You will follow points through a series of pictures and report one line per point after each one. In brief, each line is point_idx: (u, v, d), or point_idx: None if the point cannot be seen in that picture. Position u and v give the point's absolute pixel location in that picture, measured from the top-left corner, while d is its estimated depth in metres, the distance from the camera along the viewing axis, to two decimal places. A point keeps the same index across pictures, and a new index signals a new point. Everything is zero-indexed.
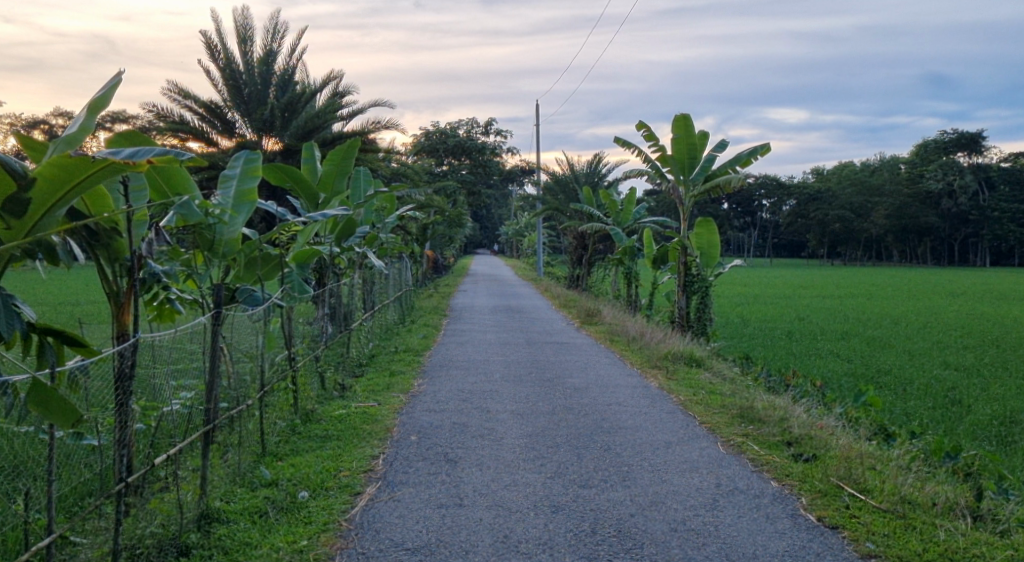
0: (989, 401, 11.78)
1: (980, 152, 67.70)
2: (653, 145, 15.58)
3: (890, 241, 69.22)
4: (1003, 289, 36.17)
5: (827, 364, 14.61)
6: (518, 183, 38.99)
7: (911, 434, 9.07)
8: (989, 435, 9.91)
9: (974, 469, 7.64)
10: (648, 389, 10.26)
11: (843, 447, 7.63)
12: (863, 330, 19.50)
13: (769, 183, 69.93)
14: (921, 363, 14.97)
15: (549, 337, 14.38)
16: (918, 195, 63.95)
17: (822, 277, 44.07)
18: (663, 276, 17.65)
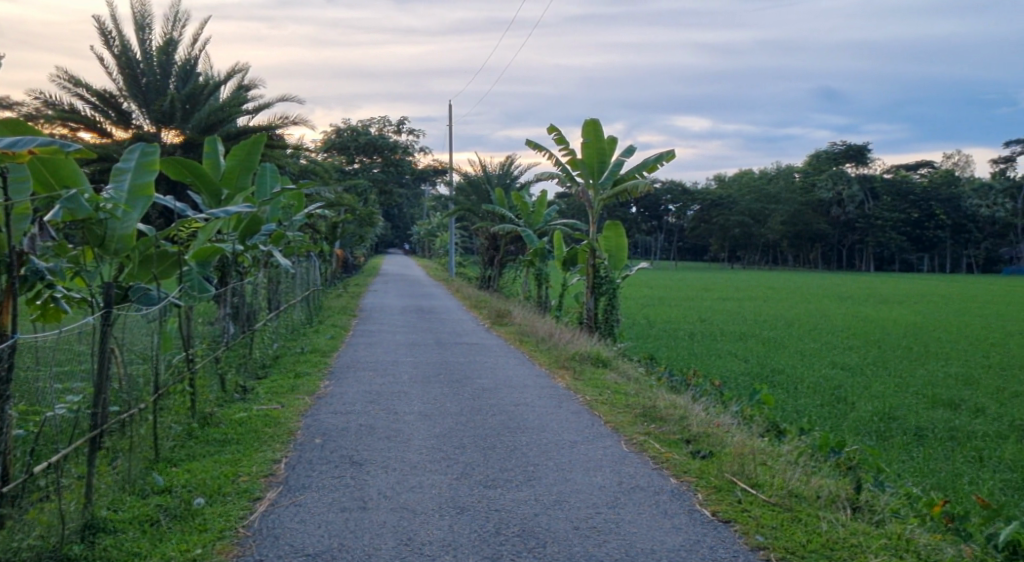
0: (871, 398, 12.37)
1: (866, 164, 72.00)
2: (563, 149, 15.79)
3: (787, 245, 71.77)
4: (886, 292, 38.04)
5: (725, 363, 15.07)
6: (429, 182, 38.95)
7: (800, 430, 9.47)
8: (869, 430, 10.44)
9: (857, 463, 8.03)
10: (555, 389, 10.40)
11: (738, 443, 7.90)
12: (760, 331, 20.20)
13: (675, 189, 70.64)
14: (811, 363, 15.59)
15: (458, 337, 14.40)
16: (810, 203, 67.58)
17: (720, 279, 45.43)
18: (573, 278, 17.85)
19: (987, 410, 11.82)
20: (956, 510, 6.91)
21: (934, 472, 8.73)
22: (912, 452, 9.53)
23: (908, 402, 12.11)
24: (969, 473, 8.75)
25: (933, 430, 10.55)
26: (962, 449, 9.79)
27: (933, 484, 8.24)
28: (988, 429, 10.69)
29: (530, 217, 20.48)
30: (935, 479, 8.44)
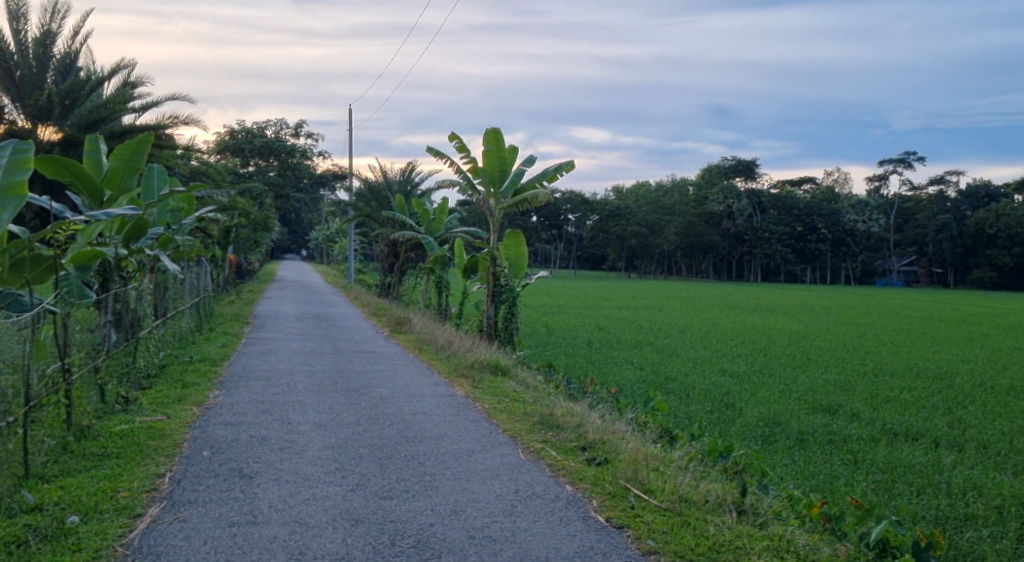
0: (757, 404, 12.75)
1: (754, 179, 74.66)
2: (464, 157, 15.76)
3: (681, 256, 73.51)
4: (770, 302, 39.44)
5: (621, 371, 15.28)
6: (328, 187, 38.36)
7: (691, 436, 9.68)
8: (757, 435, 10.76)
9: (745, 468, 8.26)
10: (454, 398, 10.33)
11: (632, 450, 8.01)
12: (655, 339, 20.62)
13: (574, 199, 71.96)
14: (702, 370, 15.99)
15: (356, 345, 14.17)
16: (703, 215, 69.46)
17: (614, 288, 46.22)
18: (473, 285, 17.79)
19: (862, 415, 12.34)
20: (833, 511, 7.19)
21: (814, 475, 9.06)
22: (795, 456, 9.87)
23: (791, 408, 12.53)
24: (845, 475, 9.12)
25: (813, 434, 10.96)
26: (839, 452, 10.19)
27: (812, 486, 8.54)
28: (862, 432, 11.16)
29: (430, 224, 20.41)
30: (814, 481, 8.76)
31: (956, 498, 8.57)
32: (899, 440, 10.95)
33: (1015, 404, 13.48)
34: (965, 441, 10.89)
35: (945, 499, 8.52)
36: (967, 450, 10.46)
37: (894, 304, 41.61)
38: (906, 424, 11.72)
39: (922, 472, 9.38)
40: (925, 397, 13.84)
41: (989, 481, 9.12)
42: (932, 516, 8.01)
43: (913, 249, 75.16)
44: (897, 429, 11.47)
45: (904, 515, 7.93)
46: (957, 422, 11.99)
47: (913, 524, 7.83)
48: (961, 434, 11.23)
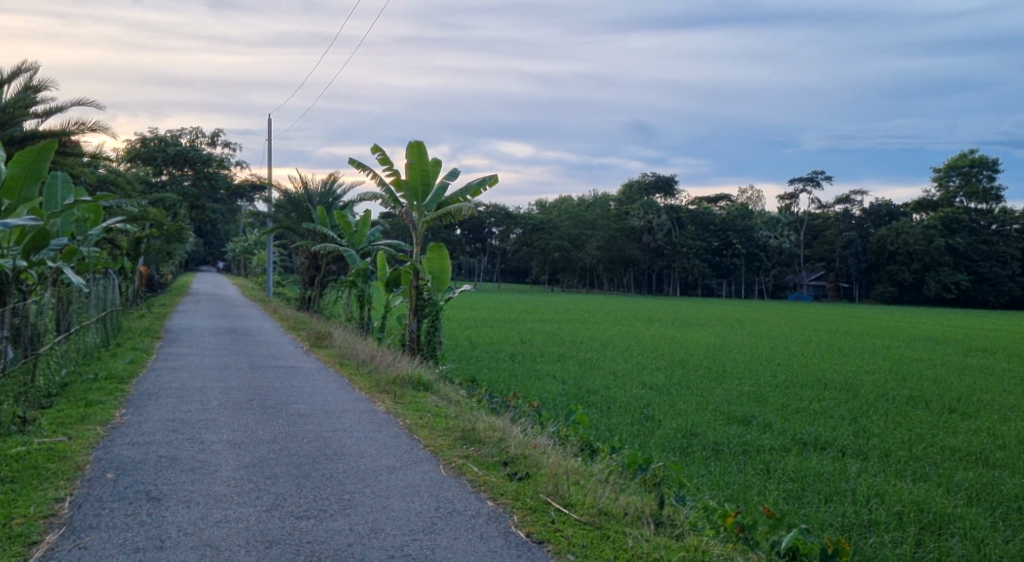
0: (675, 416, 12.92)
1: (673, 196, 76.57)
2: (387, 169, 15.60)
3: (602, 270, 74.21)
4: (685, 315, 40.17)
5: (543, 384, 15.29)
6: (246, 198, 37.65)
7: (612, 449, 9.74)
8: (674, 446, 10.91)
9: (664, 480, 8.34)
10: (374, 414, 10.16)
11: (553, 465, 8.00)
12: (576, 352, 20.75)
13: (498, 212, 71.16)
14: (622, 383, 16.10)
15: (274, 360, 13.85)
16: (624, 230, 70.42)
17: (533, 301, 46.47)
18: (395, 299, 17.58)
19: (774, 425, 12.61)
20: (747, 520, 7.30)
21: (729, 485, 9.20)
22: (711, 466, 10.02)
23: (707, 419, 12.74)
24: (758, 484, 9.29)
25: (728, 445, 11.14)
26: (753, 461, 10.38)
27: (727, 497, 8.68)
28: (774, 442, 11.39)
29: (353, 236, 20.18)
30: (729, 491, 8.90)
31: (862, 505, 8.80)
32: (808, 449, 11.22)
33: (916, 413, 13.95)
34: (870, 450, 11.21)
35: (850, 506, 8.75)
36: (871, 458, 10.77)
37: (801, 318, 42.92)
38: (815, 433, 12.01)
39: (830, 480, 9.61)
40: (832, 407, 14.23)
41: (891, 487, 9.40)
42: (839, 523, 8.23)
43: (821, 264, 77.70)
44: (806, 439, 11.75)
45: (812, 523, 8.12)
46: (862, 431, 12.35)
47: (821, 531, 8.03)
48: (866, 443, 11.57)
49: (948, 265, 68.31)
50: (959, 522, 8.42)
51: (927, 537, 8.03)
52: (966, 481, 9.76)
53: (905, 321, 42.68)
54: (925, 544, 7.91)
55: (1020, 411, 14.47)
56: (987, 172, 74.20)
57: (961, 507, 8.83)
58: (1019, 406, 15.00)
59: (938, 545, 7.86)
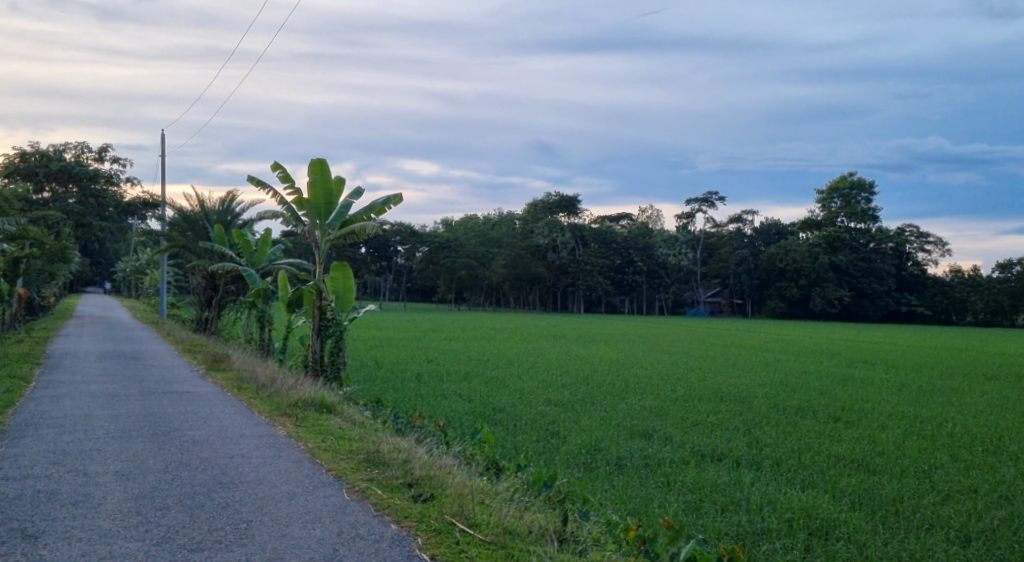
0: (580, 431, 13.07)
1: (577, 215, 77.47)
2: (288, 187, 15.33)
3: (508, 288, 74.36)
4: (585, 332, 40.70)
5: (449, 404, 15.21)
6: (137, 216, 36.41)
7: (517, 467, 9.78)
8: (579, 462, 11.05)
9: (568, 497, 8.43)
10: (275, 438, 9.93)
11: (458, 485, 7.97)
12: (481, 370, 20.76)
13: (404, 230, 70.45)
14: (528, 400, 16.17)
15: (167, 385, 13.38)
16: (529, 248, 71.02)
17: (436, 320, 46.35)
18: (297, 319, 17.18)
19: (674, 438, 12.88)
20: (648, 533, 7.44)
21: (631, 499, 9.35)
22: (615, 481, 10.17)
23: (611, 434, 12.92)
24: (658, 497, 9.47)
25: (631, 459, 11.32)
26: (653, 475, 10.57)
27: (629, 510, 8.83)
28: (674, 455, 11.62)
29: (252, 255, 19.70)
30: (631, 505, 9.04)
31: (755, 514, 9.06)
32: (706, 461, 11.50)
33: (805, 423, 14.48)
34: (763, 460, 11.56)
35: (745, 514, 9.01)
36: (764, 468, 11.12)
37: (696, 333, 44.10)
38: (712, 445, 12.32)
39: (726, 491, 9.87)
40: (728, 420, 14.64)
41: (782, 495, 9.71)
42: (735, 532, 8.47)
43: (717, 280, 80.01)
44: (704, 451, 12.03)
45: (710, 533, 8.34)
46: (756, 442, 12.74)
47: (718, 541, 8.25)
48: (760, 453, 11.92)
49: (832, 281, 71.24)
50: (843, 526, 8.76)
51: (815, 543, 8.33)
52: (851, 487, 10.17)
53: (792, 335, 44.35)
54: (813, 549, 8.20)
55: (899, 418, 15.18)
56: (864, 194, 78.15)
57: (846, 512, 9.18)
58: (896, 413, 15.76)
59: (824, 549, 8.17)
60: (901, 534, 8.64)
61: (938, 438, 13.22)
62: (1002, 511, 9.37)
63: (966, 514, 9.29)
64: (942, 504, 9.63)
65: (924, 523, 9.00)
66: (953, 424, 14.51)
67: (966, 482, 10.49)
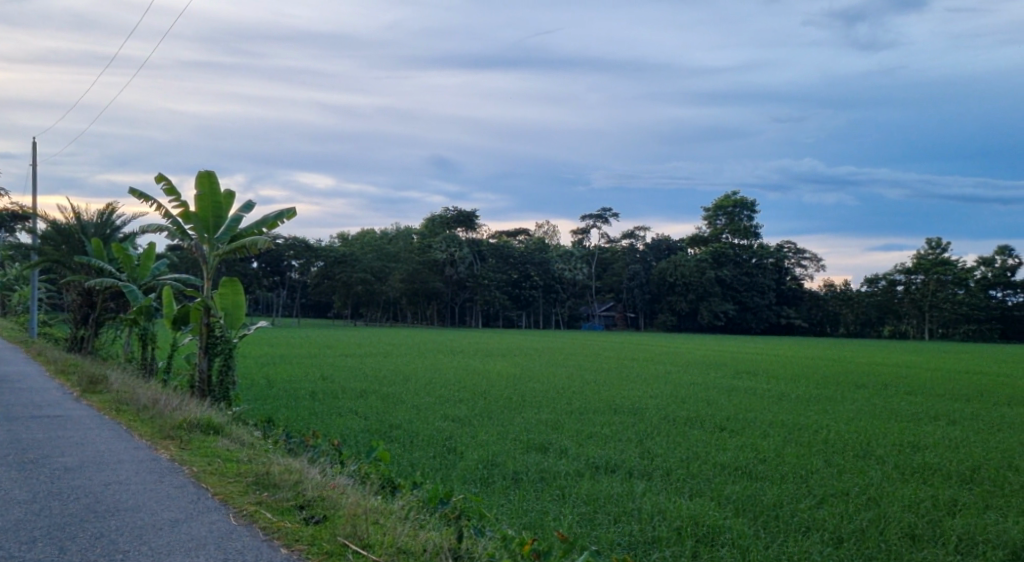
0: (476, 446, 13.05)
1: (473, 229, 77.40)
2: (173, 200, 14.82)
3: (405, 304, 73.53)
4: (482, 347, 40.65)
5: (344, 422, 14.94)
6: (6, 229, 34.43)
7: (414, 484, 9.68)
8: (476, 477, 11.03)
9: (464, 513, 8.38)
10: (157, 463, 9.54)
11: (351, 505, 7.84)
12: (376, 387, 20.51)
13: (298, 245, 66.60)
14: (424, 416, 16.04)
15: (38, 410, 12.66)
16: (426, 262, 70.43)
17: (329, 336, 45.51)
18: (182, 337, 16.55)
19: (569, 450, 13.01)
20: (541, 546, 7.48)
21: (527, 513, 9.38)
22: (511, 495, 10.20)
23: (507, 448, 12.93)
24: (553, 510, 9.52)
25: (527, 473, 11.36)
26: (549, 488, 10.60)
27: (524, 524, 8.87)
28: (569, 468, 11.71)
29: (135, 271, 18.98)
30: (527, 519, 9.07)
31: (645, 523, 9.21)
32: (600, 473, 11.63)
33: (694, 433, 14.84)
34: (654, 470, 11.75)
35: (636, 524, 9.15)
36: (655, 478, 11.31)
37: (591, 347, 44.66)
38: (605, 456, 12.48)
39: (618, 501, 9.99)
40: (620, 431, 14.88)
41: (672, 504, 9.89)
42: (627, 542, 8.60)
43: (611, 295, 81.35)
44: (597, 462, 12.18)
45: (602, 543, 8.44)
46: (648, 452, 12.97)
47: (610, 551, 8.37)
48: (651, 463, 12.13)
49: (718, 295, 73.59)
50: (727, 533, 8.99)
51: (702, 550, 8.52)
52: (735, 494, 10.44)
53: (681, 348, 45.53)
54: (700, 555, 8.40)
55: (780, 426, 15.73)
56: (747, 212, 81.27)
57: (730, 518, 9.43)
58: (777, 421, 16.35)
59: (710, 555, 8.37)
60: (780, 537, 8.93)
61: (813, 444, 13.77)
62: (870, 512, 9.80)
63: (839, 516, 9.66)
64: (817, 508, 10.00)
65: (801, 527, 9.31)
66: (828, 431, 15.16)
67: (838, 486, 10.92)
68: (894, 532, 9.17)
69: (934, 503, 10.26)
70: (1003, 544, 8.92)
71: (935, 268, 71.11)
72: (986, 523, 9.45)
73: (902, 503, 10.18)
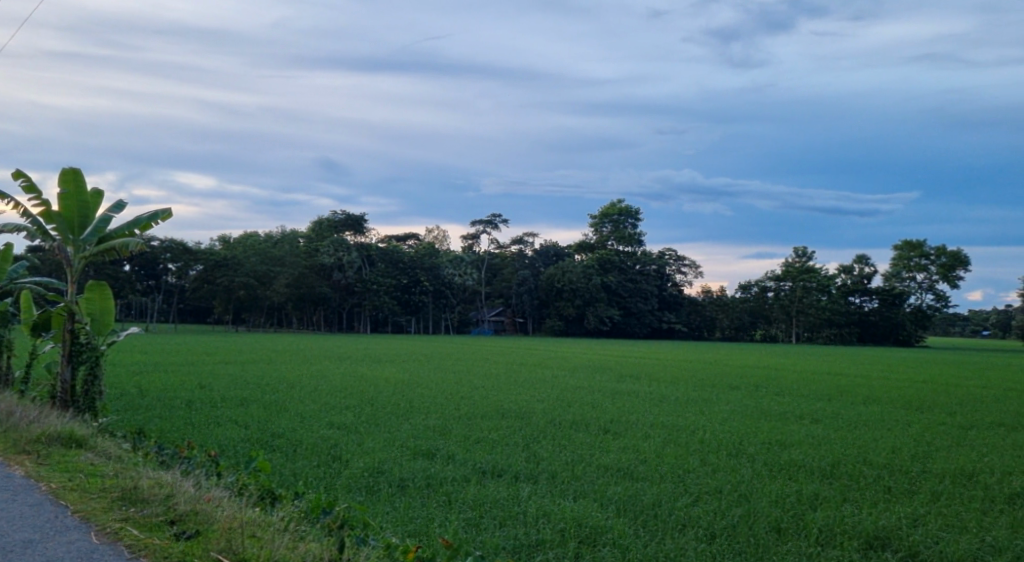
0: (362, 454, 12.75)
1: (362, 233, 76.32)
2: (33, 198, 13.96)
3: (290, 309, 71.65)
4: (367, 353, 40.02)
5: (222, 432, 14.36)
6: None
7: (295, 494, 9.39)
8: (360, 485, 10.79)
9: (348, 522, 8.16)
10: (11, 481, 8.91)
11: (226, 518, 7.58)
12: (257, 395, 19.90)
13: (175, 246, 63.05)
14: (308, 424, 15.63)
15: None
16: (313, 266, 68.99)
17: (207, 342, 43.84)
18: (43, 345, 15.56)
19: (457, 456, 12.89)
20: (426, 554, 7.42)
21: (412, 520, 9.23)
22: (397, 502, 10.01)
23: (393, 455, 12.71)
24: (439, 516, 9.38)
25: (413, 480, 11.18)
26: (435, 494, 10.45)
27: (408, 532, 8.76)
28: (455, 473, 11.58)
29: None
30: (411, 526, 8.94)
31: (530, 526, 9.19)
32: (486, 477, 11.54)
33: (579, 436, 14.94)
34: (540, 474, 11.74)
35: (519, 527, 9.13)
36: (540, 481, 11.31)
37: (477, 352, 44.66)
38: (492, 461, 12.41)
39: (503, 505, 9.93)
40: (507, 435, 14.83)
41: (556, 506, 9.89)
42: (511, 546, 8.57)
43: (501, 300, 81.59)
44: (484, 467, 12.10)
45: (487, 548, 8.40)
46: (533, 456, 12.96)
47: (494, 556, 8.32)
48: (537, 467, 12.13)
49: (604, 301, 74.80)
50: (608, 532, 9.07)
51: (584, 550, 8.58)
52: (617, 494, 10.54)
53: (565, 353, 46.17)
54: (583, 556, 8.46)
55: (661, 428, 16.00)
56: (632, 221, 83.28)
57: (611, 519, 9.49)
58: (658, 423, 16.65)
59: (592, 556, 8.44)
60: (657, 535, 9.06)
61: (690, 444, 14.09)
62: (740, 508, 10.04)
63: (712, 513, 9.86)
64: (693, 506, 10.19)
65: (678, 524, 9.48)
66: (704, 431, 15.53)
67: (712, 483, 11.18)
68: (762, 526, 9.43)
69: (798, 498, 10.63)
70: (858, 534, 9.29)
71: (801, 275, 74.89)
72: (844, 515, 9.83)
73: (769, 499, 10.49)
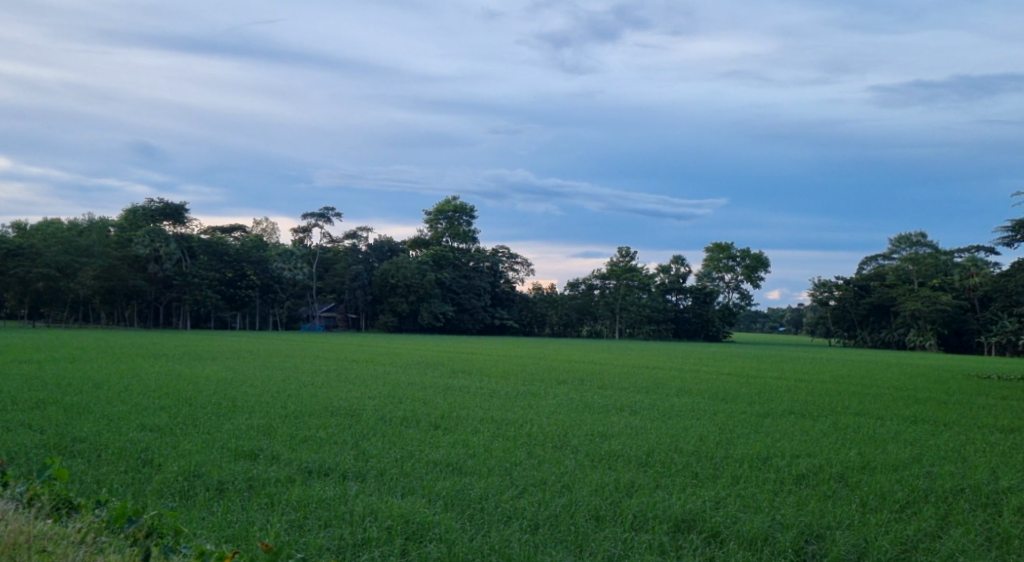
0: (176, 457, 11.89)
1: (182, 223, 72.51)
2: None
3: (98, 303, 67.15)
4: (187, 350, 37.95)
5: (15, 437, 13.01)
6: None
7: (97, 502, 8.54)
8: (173, 490, 10.04)
9: (157, 530, 7.47)
10: None
11: (8, 534, 7.04)
12: (58, 396, 18.22)
13: None
14: (117, 426, 14.45)
15: None
16: (125, 258, 64.42)
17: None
18: None
19: (281, 456, 12.25)
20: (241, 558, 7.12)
21: (229, 524, 8.65)
22: (214, 505, 9.39)
23: (211, 457, 11.90)
24: (259, 519, 8.81)
25: (233, 483, 10.49)
26: (256, 496, 9.84)
27: (223, 538, 8.20)
28: (278, 474, 10.98)
29: None
30: (228, 532, 8.39)
31: (355, 525, 8.81)
32: (311, 477, 11.00)
33: (408, 432, 14.57)
34: (368, 471, 11.32)
35: (344, 527, 8.71)
36: (366, 479, 10.89)
37: (304, 348, 43.37)
38: (318, 460, 11.86)
39: (329, 505, 9.45)
40: (335, 433, 14.27)
41: (383, 503, 9.52)
42: (335, 546, 8.25)
43: (332, 295, 79.80)
44: (309, 466, 11.55)
45: (310, 551, 8.02)
46: (362, 454, 12.52)
47: (318, 558, 8.00)
48: (364, 464, 11.72)
49: (437, 296, 74.43)
50: (435, 528, 8.80)
51: (411, 547, 8.33)
52: (444, 490, 10.29)
53: (397, 348, 45.71)
54: (408, 554, 8.22)
55: (490, 423, 15.85)
56: (465, 217, 83.39)
57: (438, 514, 9.22)
58: (487, 418, 16.53)
59: (417, 552, 8.22)
60: (483, 528, 8.88)
61: (518, 437, 14.05)
62: (563, 498, 10.04)
63: (537, 504, 9.78)
64: (518, 498, 10.09)
65: (503, 516, 9.34)
66: (532, 424, 15.54)
67: (538, 475, 11.15)
68: (582, 515, 9.43)
69: (617, 485, 10.77)
70: (669, 518, 9.47)
71: (623, 274, 77.02)
72: (656, 501, 9.98)
73: (592, 488, 10.55)
